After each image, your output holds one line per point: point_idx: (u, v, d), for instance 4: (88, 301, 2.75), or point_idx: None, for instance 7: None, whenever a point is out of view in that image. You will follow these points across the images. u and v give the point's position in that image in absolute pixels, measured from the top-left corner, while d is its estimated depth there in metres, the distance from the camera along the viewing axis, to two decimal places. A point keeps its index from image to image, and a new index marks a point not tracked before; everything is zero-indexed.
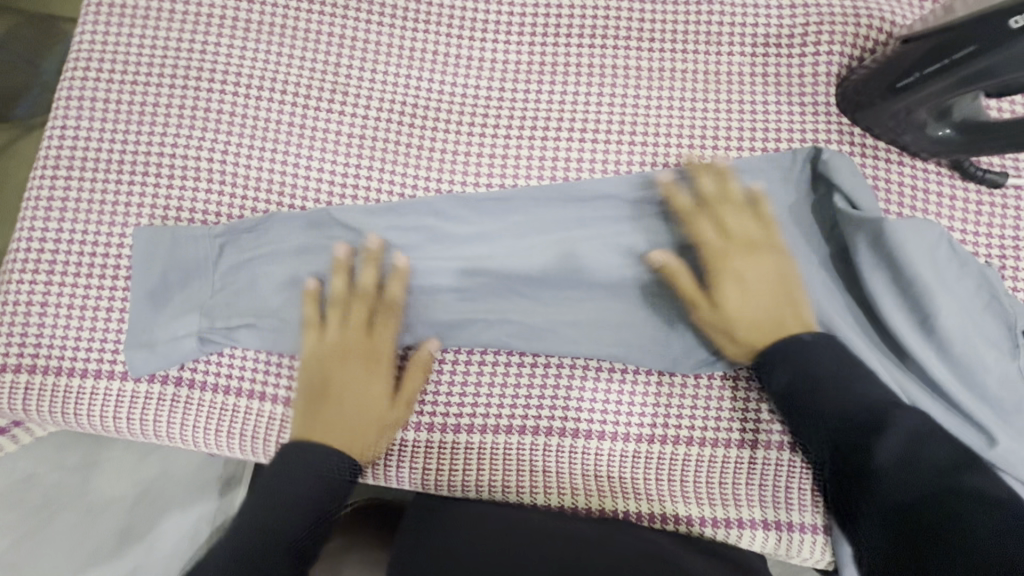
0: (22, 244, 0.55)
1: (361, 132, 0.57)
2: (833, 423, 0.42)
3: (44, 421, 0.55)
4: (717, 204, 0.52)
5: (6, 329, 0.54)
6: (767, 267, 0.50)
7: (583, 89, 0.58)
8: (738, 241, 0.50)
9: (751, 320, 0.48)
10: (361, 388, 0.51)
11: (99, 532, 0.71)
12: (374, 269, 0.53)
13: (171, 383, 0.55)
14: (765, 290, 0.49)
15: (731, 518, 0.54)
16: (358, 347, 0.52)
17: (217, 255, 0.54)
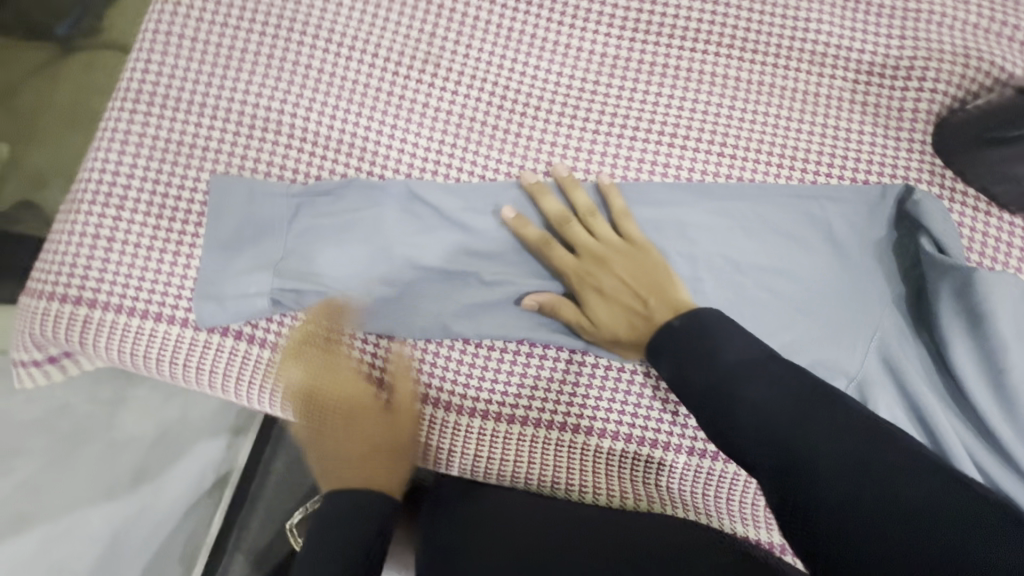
0: (94, 174, 0.54)
1: (448, 105, 0.56)
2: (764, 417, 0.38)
3: (97, 356, 0.55)
4: (559, 222, 0.52)
5: (70, 259, 0.53)
6: (624, 273, 0.50)
7: (679, 91, 0.57)
8: (593, 255, 0.51)
9: (628, 324, 0.50)
10: (364, 434, 0.53)
11: (116, 466, 0.72)
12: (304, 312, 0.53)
13: (231, 337, 0.54)
14: (626, 295, 0.50)
15: (765, 541, 0.56)
16: (354, 401, 0.54)
17: (293, 214, 0.53)
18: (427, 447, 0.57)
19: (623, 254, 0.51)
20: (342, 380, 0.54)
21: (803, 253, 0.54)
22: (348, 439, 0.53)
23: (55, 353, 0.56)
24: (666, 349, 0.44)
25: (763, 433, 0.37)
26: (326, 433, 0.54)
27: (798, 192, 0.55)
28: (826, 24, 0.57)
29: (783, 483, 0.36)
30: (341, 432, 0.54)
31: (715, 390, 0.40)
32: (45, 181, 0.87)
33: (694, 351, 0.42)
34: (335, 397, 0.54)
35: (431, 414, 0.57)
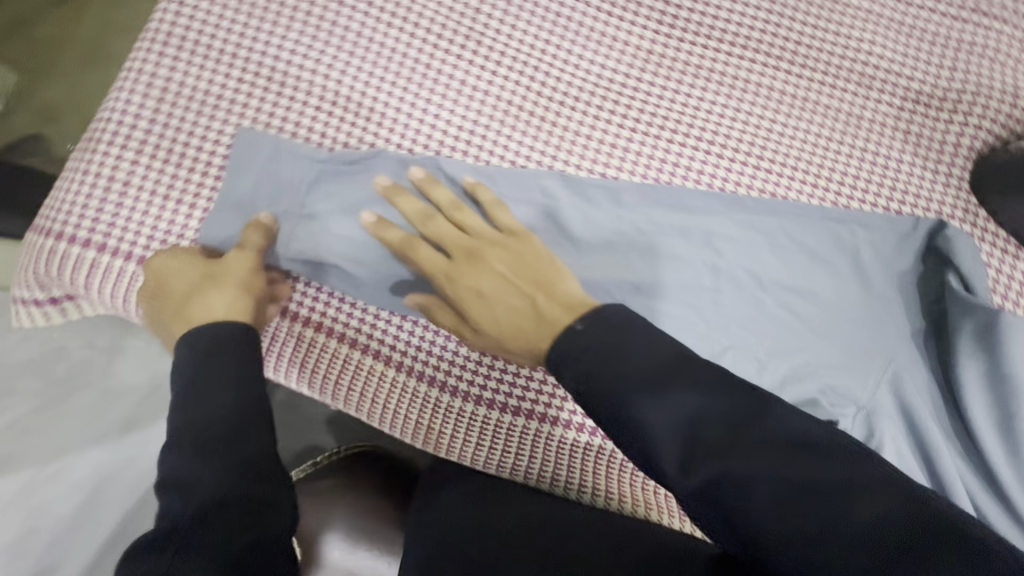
0: (115, 115, 0.52)
1: (486, 85, 0.54)
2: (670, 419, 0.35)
3: (101, 303, 0.53)
4: (423, 219, 0.48)
5: (82, 200, 0.51)
6: (505, 274, 0.46)
7: (722, 97, 0.55)
8: (463, 253, 0.47)
9: (516, 328, 0.45)
10: (206, 287, 0.48)
11: (108, 414, 0.71)
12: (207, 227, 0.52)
13: None
14: (508, 297, 0.46)
15: None
16: (203, 272, 0.49)
17: (316, 179, 0.51)
18: (429, 432, 0.56)
19: (494, 252, 0.47)
20: (194, 264, 0.50)
21: (829, 277, 0.54)
22: (189, 302, 0.48)
23: (58, 295, 0.54)
24: (568, 360, 0.39)
25: (667, 440, 0.35)
26: (175, 309, 0.49)
27: (831, 215, 0.54)
28: (878, 47, 0.56)
29: (698, 486, 0.34)
30: (185, 301, 0.48)
31: (629, 419, 0.36)
32: (50, 116, 0.84)
33: (598, 361, 0.38)
34: (184, 282, 0.49)
35: (436, 398, 0.55)
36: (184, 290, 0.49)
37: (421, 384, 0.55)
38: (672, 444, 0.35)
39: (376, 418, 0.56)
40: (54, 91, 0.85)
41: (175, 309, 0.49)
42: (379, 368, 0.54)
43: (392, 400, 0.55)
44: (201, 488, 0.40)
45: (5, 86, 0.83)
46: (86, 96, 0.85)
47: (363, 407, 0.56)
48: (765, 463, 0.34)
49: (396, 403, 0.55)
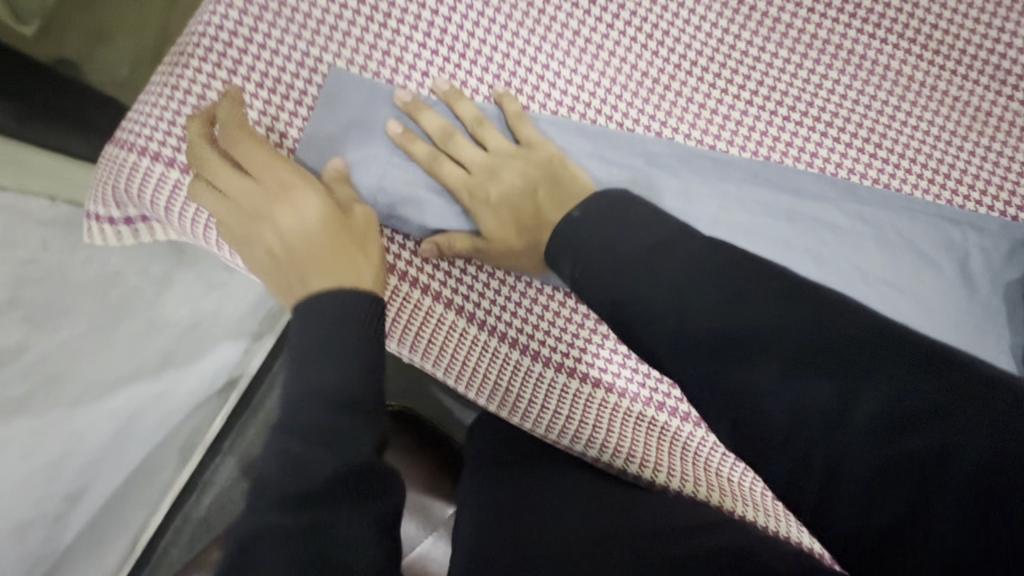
0: (209, 28, 0.49)
1: (600, 39, 0.51)
2: (668, 297, 0.35)
3: (178, 227, 0.51)
4: (449, 133, 0.48)
5: (170, 116, 0.49)
6: (517, 183, 0.47)
7: (846, 77, 0.52)
8: (482, 166, 0.48)
9: (517, 227, 0.47)
10: (295, 229, 0.44)
11: (150, 347, 0.70)
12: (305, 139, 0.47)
13: None
14: (515, 201, 0.48)
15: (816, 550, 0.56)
16: (277, 203, 0.44)
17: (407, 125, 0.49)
18: (504, 396, 0.54)
19: (512, 167, 0.48)
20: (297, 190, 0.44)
21: (933, 278, 0.51)
22: (298, 237, 0.44)
23: (133, 216, 0.52)
24: (567, 249, 0.40)
25: (663, 321, 0.35)
26: (258, 247, 0.45)
27: (944, 215, 0.51)
28: (1018, 39, 0.53)
29: (697, 368, 0.34)
30: (270, 240, 0.44)
31: (620, 296, 0.36)
32: (101, 40, 0.81)
33: (593, 241, 0.39)
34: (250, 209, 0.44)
35: (517, 360, 0.53)
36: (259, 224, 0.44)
37: (502, 346, 0.53)
38: (668, 328, 0.35)
39: (450, 373, 0.53)
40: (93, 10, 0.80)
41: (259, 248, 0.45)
42: (461, 325, 0.52)
43: (471, 359, 0.53)
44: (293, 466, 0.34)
45: (43, 6, 0.77)
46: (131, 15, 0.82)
47: (438, 360, 0.53)
48: (765, 339, 0.33)
49: (475, 360, 0.53)
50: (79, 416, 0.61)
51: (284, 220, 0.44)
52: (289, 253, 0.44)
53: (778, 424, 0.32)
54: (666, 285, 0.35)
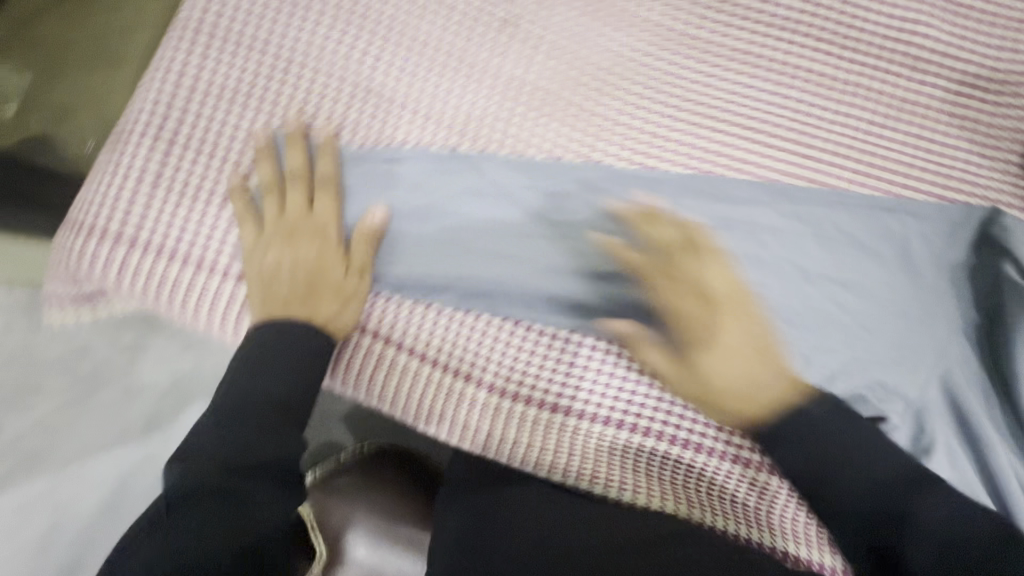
0: (145, 110, 0.51)
1: (520, 75, 0.53)
2: (849, 460, 0.45)
3: (132, 302, 0.52)
4: (681, 256, 0.51)
5: (113, 196, 0.50)
6: (742, 337, 0.50)
7: (764, 83, 0.53)
8: (696, 289, 0.51)
9: (754, 394, 0.48)
10: (291, 244, 0.48)
11: (127, 414, 0.71)
12: (300, 154, 0.50)
13: (231, 279, 0.51)
14: (756, 346, 0.49)
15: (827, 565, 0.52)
16: (308, 224, 0.49)
17: (377, 178, 0.51)
18: (466, 430, 0.53)
19: (734, 305, 0.51)
20: (295, 205, 0.49)
21: (877, 266, 0.52)
22: (291, 248, 0.48)
23: (89, 294, 0.53)
24: (796, 446, 0.46)
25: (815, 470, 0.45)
26: (263, 245, 0.49)
27: (880, 204, 0.52)
28: (928, 25, 0.54)
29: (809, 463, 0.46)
30: (278, 247, 0.48)
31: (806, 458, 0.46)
32: (66, 113, 0.83)
33: (805, 446, 0.46)
34: (283, 218, 0.49)
35: (472, 395, 0.52)
36: (276, 231, 0.49)
37: (457, 382, 0.52)
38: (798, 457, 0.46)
39: (410, 416, 0.54)
40: (62, 88, 0.85)
41: (261, 245, 0.49)
42: (413, 365, 0.52)
43: (428, 398, 0.52)
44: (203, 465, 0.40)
45: (22, 88, 0.84)
46: (99, 87, 0.85)
47: (396, 403, 0.53)
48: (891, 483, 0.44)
49: (430, 399, 0.52)
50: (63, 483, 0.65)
51: (303, 239, 0.49)
52: (292, 265, 0.48)
53: (871, 513, 0.44)
54: (863, 458, 0.45)
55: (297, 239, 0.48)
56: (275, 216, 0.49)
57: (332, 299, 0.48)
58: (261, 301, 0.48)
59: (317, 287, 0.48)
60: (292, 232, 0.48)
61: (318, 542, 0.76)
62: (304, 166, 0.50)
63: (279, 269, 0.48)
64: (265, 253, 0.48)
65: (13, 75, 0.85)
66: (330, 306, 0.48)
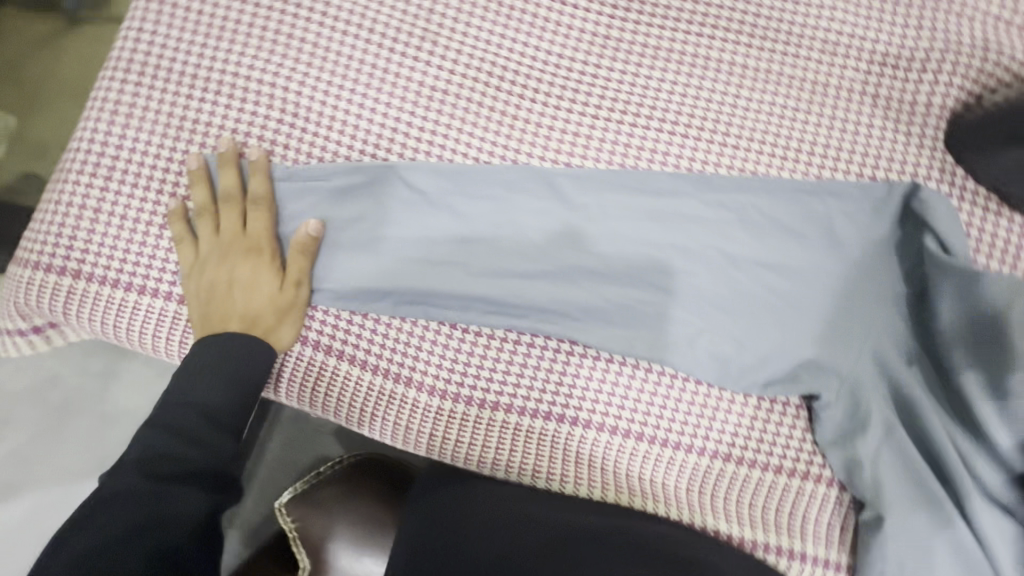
0: (84, 143, 0.53)
1: (444, 86, 0.55)
2: None
3: (81, 328, 0.54)
4: None
5: (57, 228, 0.52)
6: None
7: (681, 78, 0.55)
8: None
9: None
10: (227, 261, 0.51)
11: (109, 438, 0.73)
12: (231, 173, 0.52)
13: (174, 301, 0.53)
14: None
15: (771, 544, 0.53)
16: (242, 242, 0.51)
17: (309, 196, 0.52)
18: (410, 432, 0.55)
19: None
20: (229, 224, 0.52)
21: (804, 247, 0.52)
22: (227, 267, 0.51)
23: (39, 324, 0.55)
24: None
25: None
26: (200, 265, 0.51)
27: (803, 186, 0.53)
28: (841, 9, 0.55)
29: None
30: (213, 265, 0.51)
31: None
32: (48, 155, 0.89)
33: None
34: (219, 238, 0.51)
35: (415, 398, 0.54)
36: (212, 250, 0.51)
37: (400, 387, 0.53)
38: None
39: (357, 422, 0.55)
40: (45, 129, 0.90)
41: (198, 264, 0.51)
42: (355, 372, 0.53)
43: (371, 404, 0.54)
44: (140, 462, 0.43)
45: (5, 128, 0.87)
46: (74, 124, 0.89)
47: (343, 412, 0.54)
48: None
49: (375, 405, 0.54)
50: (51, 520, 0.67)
51: (238, 256, 0.51)
52: (228, 281, 0.50)
53: None
54: None
55: (233, 257, 0.51)
56: (211, 236, 0.52)
57: (268, 312, 0.50)
58: (203, 321, 0.50)
59: (253, 303, 0.50)
60: (227, 251, 0.51)
61: (303, 557, 0.81)
62: (237, 187, 0.52)
63: (216, 285, 0.50)
64: (202, 271, 0.51)
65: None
66: (267, 318, 0.50)
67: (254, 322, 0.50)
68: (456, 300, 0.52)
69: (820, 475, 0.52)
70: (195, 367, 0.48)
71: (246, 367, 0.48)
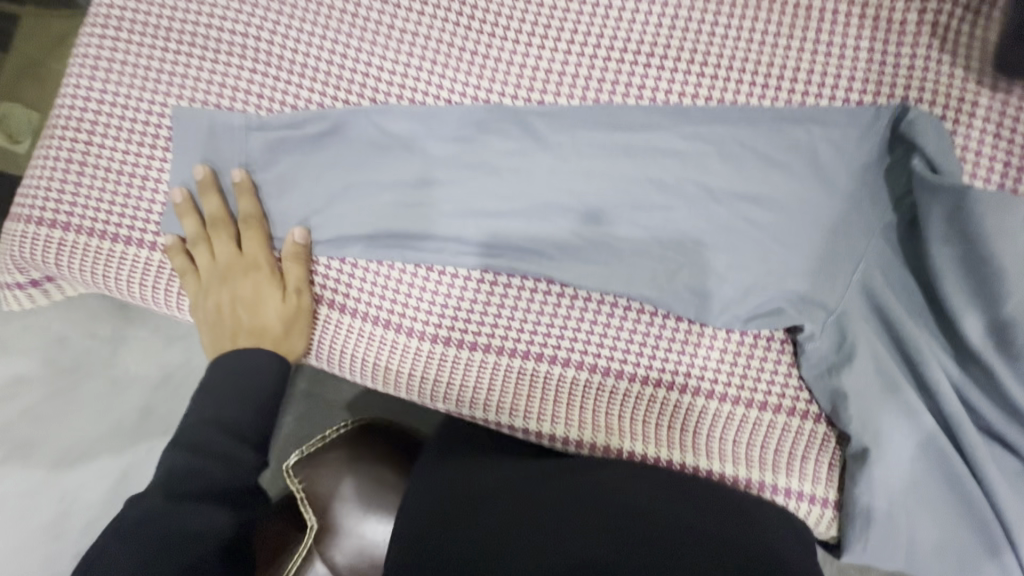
0: (68, 99, 0.55)
1: (415, 28, 0.54)
2: None
3: (74, 280, 0.56)
4: None
5: (45, 182, 0.54)
6: None
7: (657, 7, 0.53)
8: None
9: None
10: (230, 286, 0.52)
11: (121, 405, 0.76)
12: (214, 196, 0.52)
13: (158, 250, 0.54)
14: None
15: (754, 479, 0.51)
16: (240, 264, 0.52)
17: (281, 146, 0.53)
18: (391, 375, 0.55)
19: None
20: (224, 247, 0.52)
21: (784, 178, 0.51)
22: (230, 292, 0.52)
23: (37, 277, 0.57)
24: None
25: None
26: (203, 293, 0.52)
27: (783, 115, 0.51)
28: None
29: None
30: (216, 290, 0.52)
31: None
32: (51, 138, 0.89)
33: None
34: (216, 263, 0.52)
35: (394, 340, 0.54)
36: (212, 276, 0.52)
37: (378, 329, 0.54)
38: None
39: (341, 367, 0.56)
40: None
41: (202, 292, 0.52)
42: (335, 316, 0.54)
43: (352, 348, 0.54)
44: (185, 479, 0.43)
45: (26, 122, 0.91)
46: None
47: (323, 354, 0.55)
48: None
49: (355, 348, 0.54)
50: (65, 480, 0.73)
51: (239, 279, 0.52)
52: (234, 303, 0.52)
53: None
54: None
55: (234, 279, 0.52)
56: (209, 263, 0.52)
57: (276, 324, 0.51)
58: (217, 345, 0.52)
59: (260, 320, 0.51)
60: (227, 276, 0.52)
61: (308, 517, 0.79)
62: (222, 211, 0.52)
63: (222, 309, 0.52)
64: (206, 298, 0.52)
65: (18, 111, 0.91)
66: (274, 330, 0.51)
67: (262, 337, 0.51)
68: (435, 244, 0.53)
69: (805, 411, 0.51)
70: (208, 387, 0.48)
71: (254, 380, 0.49)
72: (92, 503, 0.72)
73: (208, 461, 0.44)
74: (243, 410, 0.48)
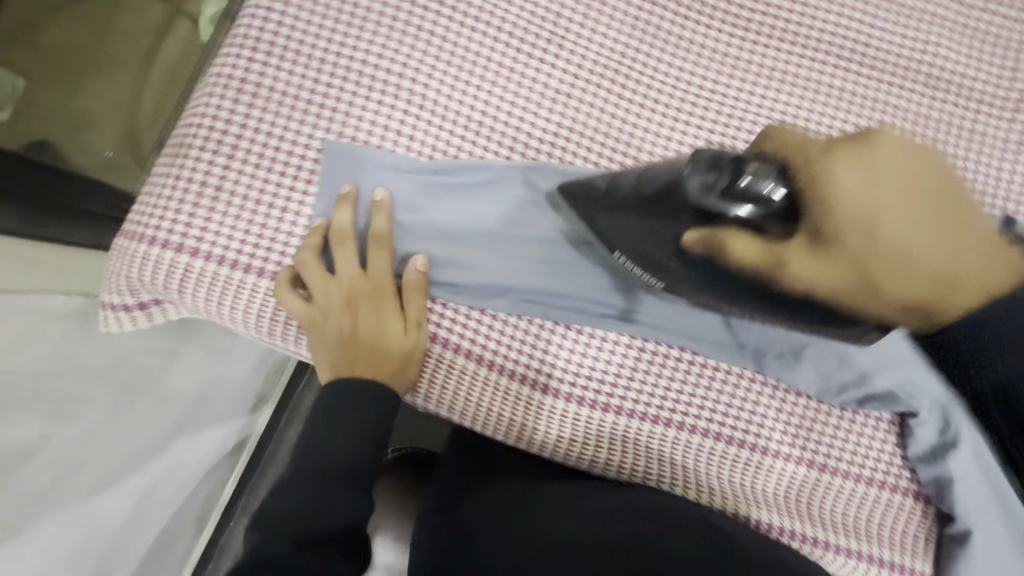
0: (206, 120, 0.52)
1: (569, 89, 0.56)
2: None
3: (192, 308, 0.53)
4: None
5: (175, 205, 0.51)
6: None
7: (795, 99, 0.57)
8: None
9: None
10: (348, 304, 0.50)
11: (161, 419, 0.71)
12: (348, 209, 0.51)
13: None
14: None
15: (864, 552, 0.54)
16: (360, 282, 0.50)
17: (433, 190, 0.53)
18: (522, 429, 0.55)
19: None
20: (344, 261, 0.50)
21: None
22: (348, 308, 0.49)
23: (145, 300, 0.54)
24: None
25: None
26: (317, 307, 0.49)
27: None
28: (941, 51, 0.59)
29: None
30: (335, 306, 0.49)
31: None
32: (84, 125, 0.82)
33: None
34: (336, 278, 0.50)
35: (528, 395, 0.54)
36: (331, 290, 0.49)
37: (514, 384, 0.54)
38: None
39: (468, 418, 0.55)
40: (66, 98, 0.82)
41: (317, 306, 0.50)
42: (471, 367, 0.53)
43: (486, 401, 0.54)
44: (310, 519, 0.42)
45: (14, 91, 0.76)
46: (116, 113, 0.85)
47: (444, 402, 0.54)
48: None
49: (489, 401, 0.54)
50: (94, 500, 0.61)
51: (358, 297, 0.50)
52: (353, 323, 0.49)
53: None
54: None
55: (353, 297, 0.50)
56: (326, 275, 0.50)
57: (394, 354, 0.49)
58: (327, 365, 0.49)
59: (378, 346, 0.49)
60: (347, 291, 0.50)
61: None
62: (350, 224, 0.51)
63: (337, 327, 0.49)
64: (322, 314, 0.49)
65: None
66: (392, 361, 0.49)
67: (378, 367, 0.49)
68: (581, 305, 0.54)
69: (906, 488, 0.55)
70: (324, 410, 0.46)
71: (361, 409, 0.46)
72: (112, 525, 0.63)
73: (324, 504, 0.43)
74: (353, 443, 0.45)
